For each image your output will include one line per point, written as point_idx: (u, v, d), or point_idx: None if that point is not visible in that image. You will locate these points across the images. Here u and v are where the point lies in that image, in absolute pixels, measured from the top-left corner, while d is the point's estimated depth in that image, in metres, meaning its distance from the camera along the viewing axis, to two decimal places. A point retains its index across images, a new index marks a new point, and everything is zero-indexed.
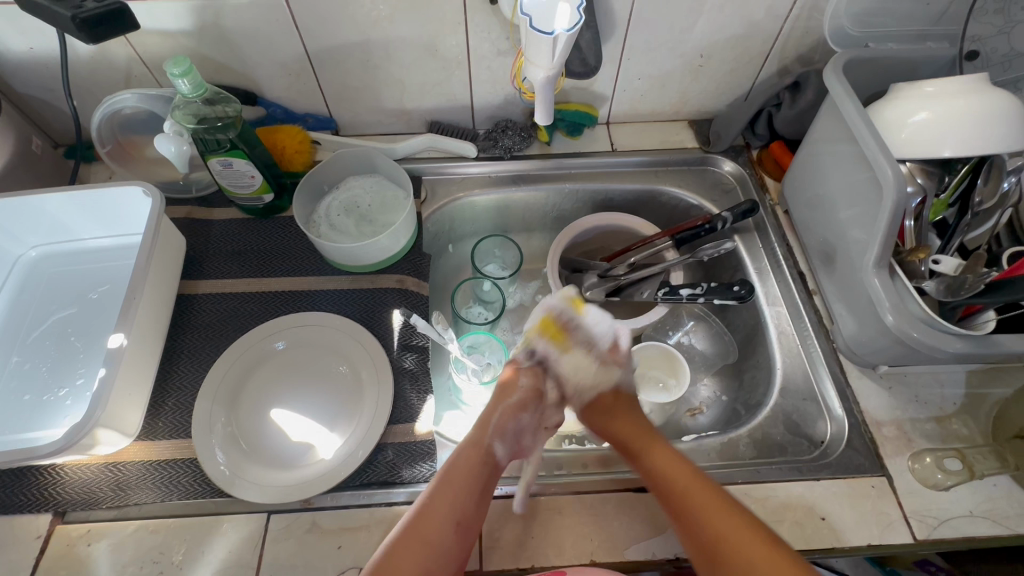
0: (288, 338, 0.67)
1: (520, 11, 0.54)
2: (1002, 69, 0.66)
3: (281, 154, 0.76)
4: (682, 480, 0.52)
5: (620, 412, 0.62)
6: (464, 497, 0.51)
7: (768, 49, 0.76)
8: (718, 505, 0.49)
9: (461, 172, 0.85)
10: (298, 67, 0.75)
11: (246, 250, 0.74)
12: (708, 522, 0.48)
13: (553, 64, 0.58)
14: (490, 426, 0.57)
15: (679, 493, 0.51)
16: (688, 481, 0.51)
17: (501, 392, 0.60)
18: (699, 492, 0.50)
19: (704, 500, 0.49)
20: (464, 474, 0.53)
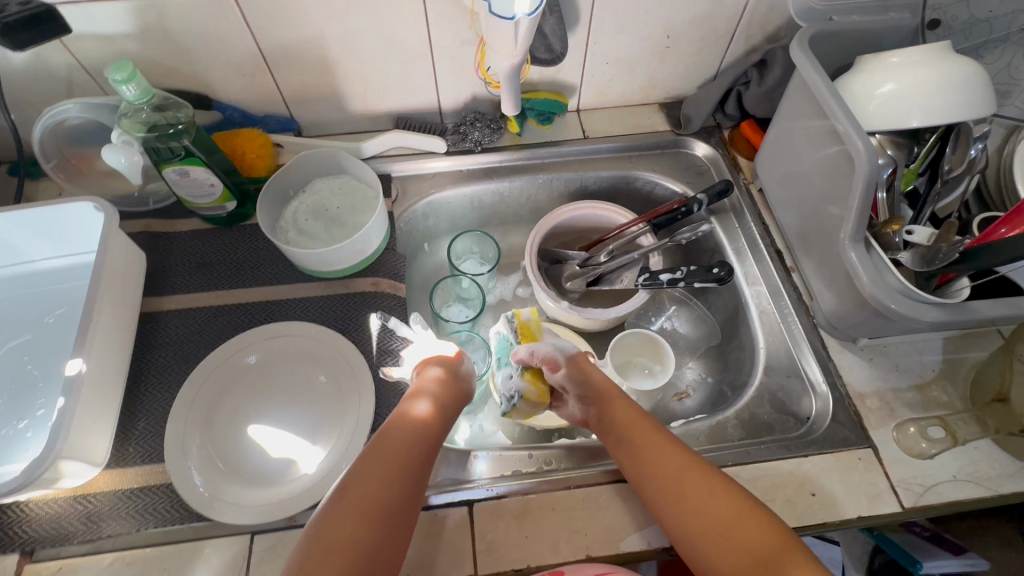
0: (260, 352, 0.65)
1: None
2: (964, 36, 0.64)
3: (241, 159, 0.73)
4: (644, 430, 0.56)
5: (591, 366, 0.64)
6: (408, 460, 0.50)
7: (734, 27, 0.76)
8: (679, 451, 0.53)
9: (431, 168, 0.83)
10: (254, 68, 0.72)
11: (211, 262, 0.71)
12: (668, 464, 0.52)
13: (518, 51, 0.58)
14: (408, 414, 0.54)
15: (643, 440, 0.55)
16: (649, 432, 0.56)
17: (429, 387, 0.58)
18: (660, 442, 0.54)
19: (663, 449, 0.54)
20: (393, 454, 0.50)
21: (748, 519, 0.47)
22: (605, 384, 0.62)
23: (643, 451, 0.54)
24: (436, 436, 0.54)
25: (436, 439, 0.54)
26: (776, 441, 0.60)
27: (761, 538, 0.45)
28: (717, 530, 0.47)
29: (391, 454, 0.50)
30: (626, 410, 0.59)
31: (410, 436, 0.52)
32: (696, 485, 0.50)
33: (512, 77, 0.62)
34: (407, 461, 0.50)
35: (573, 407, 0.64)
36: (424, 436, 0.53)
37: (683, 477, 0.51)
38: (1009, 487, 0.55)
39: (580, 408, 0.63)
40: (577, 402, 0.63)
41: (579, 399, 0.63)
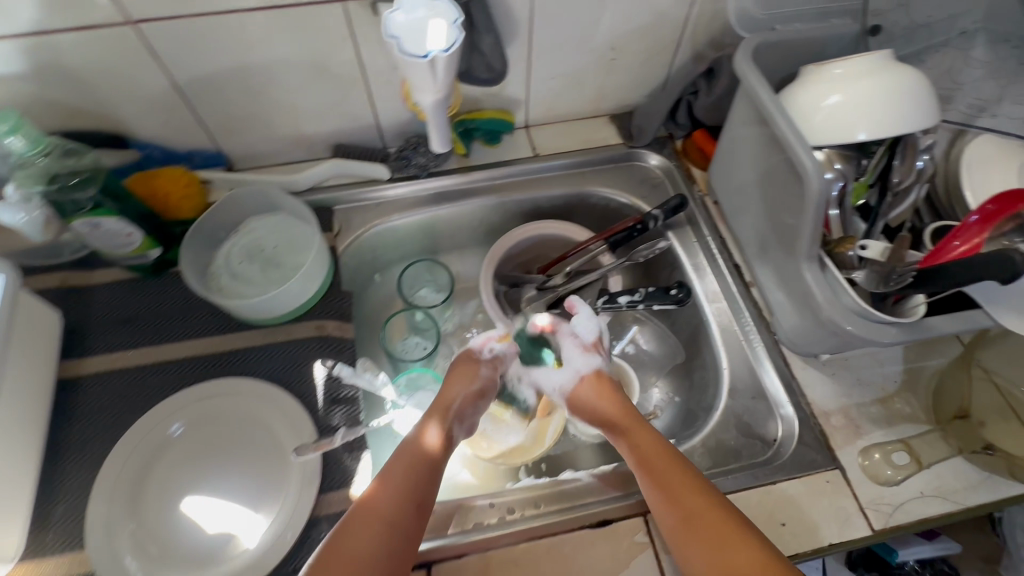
0: (195, 413, 0.60)
1: (388, 32, 0.48)
2: (904, 42, 0.63)
3: (165, 201, 0.67)
4: (658, 456, 0.54)
5: (603, 389, 0.65)
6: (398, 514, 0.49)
7: (679, 37, 0.74)
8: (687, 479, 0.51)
9: (376, 197, 0.78)
10: (170, 103, 0.66)
11: (135, 316, 0.65)
12: (677, 497, 0.50)
13: (442, 85, 0.52)
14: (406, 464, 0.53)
15: (654, 467, 0.53)
16: (663, 461, 0.53)
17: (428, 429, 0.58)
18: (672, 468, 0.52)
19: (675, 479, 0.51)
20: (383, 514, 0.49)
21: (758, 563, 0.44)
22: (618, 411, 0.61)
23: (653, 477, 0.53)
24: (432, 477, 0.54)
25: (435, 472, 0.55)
26: (744, 469, 0.58)
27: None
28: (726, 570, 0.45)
29: (387, 494, 0.50)
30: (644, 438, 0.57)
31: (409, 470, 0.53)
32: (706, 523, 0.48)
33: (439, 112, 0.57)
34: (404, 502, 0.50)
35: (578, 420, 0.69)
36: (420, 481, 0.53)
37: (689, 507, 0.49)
38: (975, 500, 0.55)
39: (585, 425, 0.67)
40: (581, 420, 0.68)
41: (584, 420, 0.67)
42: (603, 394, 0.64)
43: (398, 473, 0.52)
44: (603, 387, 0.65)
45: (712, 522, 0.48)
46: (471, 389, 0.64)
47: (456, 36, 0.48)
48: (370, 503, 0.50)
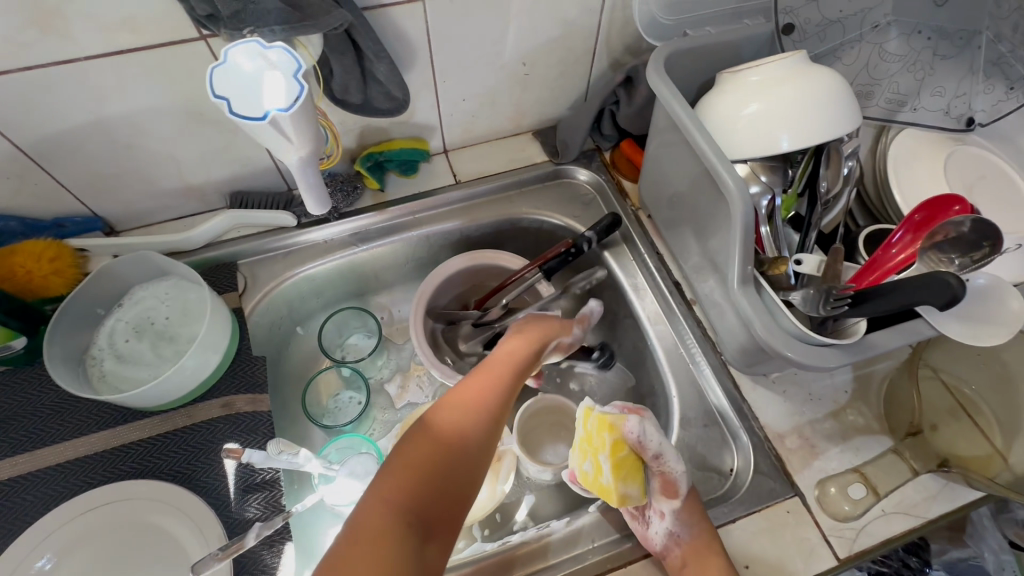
0: (79, 531, 0.52)
1: (213, 93, 0.43)
2: (818, 40, 0.60)
3: (23, 280, 0.58)
4: None
5: (695, 506, 0.51)
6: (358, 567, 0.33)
7: (593, 46, 0.69)
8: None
9: (285, 245, 0.71)
10: (17, 168, 0.57)
11: (0, 420, 0.56)
12: None
13: (303, 143, 0.50)
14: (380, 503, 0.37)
15: None
16: None
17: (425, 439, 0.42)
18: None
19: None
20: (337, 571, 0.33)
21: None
22: (703, 538, 0.49)
23: None
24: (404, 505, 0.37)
25: (429, 490, 0.39)
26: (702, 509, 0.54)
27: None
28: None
29: (393, 490, 0.38)
30: (715, 573, 0.47)
31: (428, 454, 0.41)
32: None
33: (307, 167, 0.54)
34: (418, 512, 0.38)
35: (655, 529, 0.51)
36: (392, 509, 0.37)
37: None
38: (936, 511, 0.53)
39: (663, 539, 0.50)
40: (663, 537, 0.50)
41: (670, 533, 0.50)
42: (691, 509, 0.51)
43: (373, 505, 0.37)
44: (693, 505, 0.51)
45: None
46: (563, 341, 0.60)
47: (298, 89, 0.44)
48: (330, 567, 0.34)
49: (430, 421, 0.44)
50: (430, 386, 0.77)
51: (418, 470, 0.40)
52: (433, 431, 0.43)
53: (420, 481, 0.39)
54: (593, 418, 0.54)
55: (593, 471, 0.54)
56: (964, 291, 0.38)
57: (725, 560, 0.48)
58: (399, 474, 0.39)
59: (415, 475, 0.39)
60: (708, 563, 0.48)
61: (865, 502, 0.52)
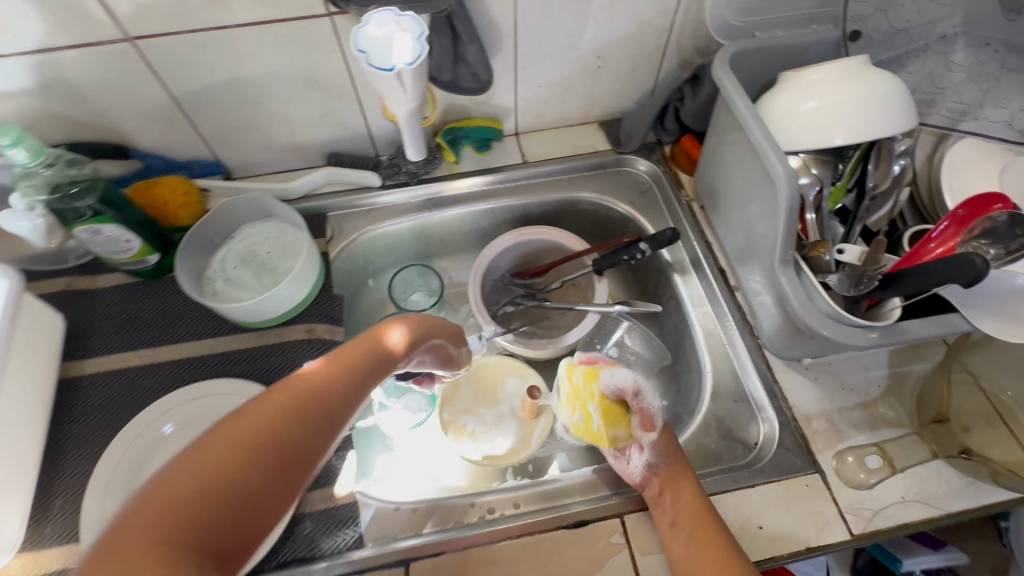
0: (184, 414, 0.62)
1: (355, 47, 0.52)
2: (883, 47, 0.64)
3: (163, 209, 0.70)
4: (704, 525, 0.49)
5: (672, 443, 0.56)
6: None
7: (665, 44, 0.74)
8: (698, 506, 0.51)
9: (368, 204, 0.80)
10: (170, 114, 0.69)
11: (134, 319, 0.68)
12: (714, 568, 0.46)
13: (413, 96, 0.56)
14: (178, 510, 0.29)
15: (698, 531, 0.49)
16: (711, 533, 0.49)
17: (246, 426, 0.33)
18: (688, 492, 0.52)
19: (687, 510, 0.51)
20: None
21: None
22: (679, 467, 0.54)
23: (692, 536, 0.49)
24: (201, 515, 0.30)
25: (241, 496, 0.31)
26: (724, 472, 0.58)
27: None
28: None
29: (189, 494, 0.30)
30: (691, 496, 0.52)
31: (252, 445, 0.33)
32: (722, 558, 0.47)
33: (413, 120, 0.62)
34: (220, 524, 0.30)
35: (634, 464, 0.56)
36: (183, 521, 0.29)
37: (694, 538, 0.49)
38: (958, 506, 0.54)
39: (642, 471, 0.55)
40: (641, 469, 0.55)
41: (647, 464, 0.55)
42: (665, 447, 0.56)
43: (162, 512, 0.29)
44: (669, 444, 0.56)
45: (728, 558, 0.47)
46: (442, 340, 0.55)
47: (422, 47, 0.51)
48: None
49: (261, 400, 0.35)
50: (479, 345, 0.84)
51: (223, 470, 0.31)
52: (256, 414, 0.34)
53: (229, 487, 0.31)
54: (579, 371, 0.60)
55: (584, 420, 0.60)
56: (986, 272, 0.41)
57: (698, 482, 0.54)
58: (208, 472, 0.31)
59: (219, 481, 0.31)
60: (685, 482, 0.53)
61: (881, 472, 0.56)
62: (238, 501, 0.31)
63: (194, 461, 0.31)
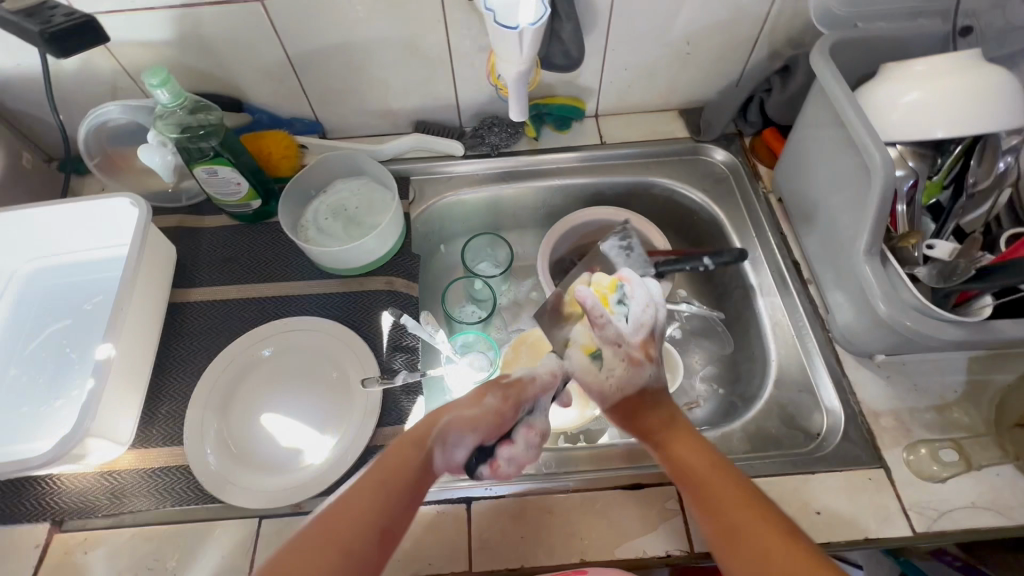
0: (276, 344, 0.68)
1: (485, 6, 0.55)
2: (997, 44, 0.64)
3: (267, 159, 0.76)
4: (704, 468, 0.47)
5: (644, 410, 0.54)
6: (368, 531, 0.41)
7: (758, 34, 0.74)
8: (703, 455, 0.49)
9: (449, 171, 0.84)
10: (283, 72, 0.75)
11: (235, 257, 0.75)
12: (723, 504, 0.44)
13: (526, 58, 0.60)
14: (386, 483, 0.44)
15: (694, 476, 0.47)
16: (712, 474, 0.47)
17: (401, 455, 0.46)
18: (690, 443, 0.50)
19: (684, 451, 0.49)
20: (328, 545, 0.39)
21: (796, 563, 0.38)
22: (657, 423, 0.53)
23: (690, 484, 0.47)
24: (413, 474, 0.46)
25: (405, 489, 0.44)
26: (784, 456, 0.58)
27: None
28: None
29: (373, 493, 0.43)
30: (683, 447, 0.50)
31: (401, 470, 0.45)
32: (739, 500, 0.44)
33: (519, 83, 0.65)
34: (396, 505, 0.43)
35: None
36: (393, 493, 0.44)
37: (694, 481, 0.47)
38: None
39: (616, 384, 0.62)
40: None
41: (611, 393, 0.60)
42: (643, 409, 0.54)
43: (371, 486, 0.44)
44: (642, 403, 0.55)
45: (745, 499, 0.44)
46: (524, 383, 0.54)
47: (546, 10, 0.55)
48: (321, 536, 0.39)
49: (408, 433, 0.49)
50: None
51: (389, 479, 0.44)
52: (406, 441, 0.48)
53: (395, 483, 0.44)
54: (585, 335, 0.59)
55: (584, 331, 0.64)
56: None
57: (699, 434, 0.52)
58: (390, 469, 0.45)
59: (389, 478, 0.45)
60: (687, 437, 0.51)
61: (954, 467, 0.55)
62: (396, 502, 0.43)
63: (376, 470, 0.45)
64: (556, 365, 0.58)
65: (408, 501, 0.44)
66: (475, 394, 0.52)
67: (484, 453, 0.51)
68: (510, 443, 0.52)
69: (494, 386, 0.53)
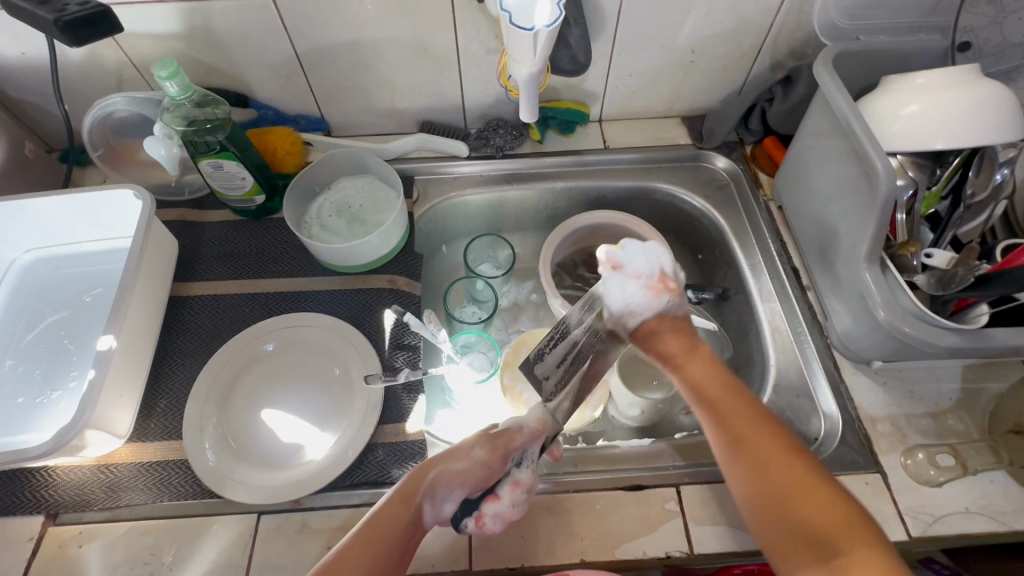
0: (278, 340, 0.68)
1: (501, 8, 0.56)
2: (994, 60, 0.65)
3: (272, 155, 0.76)
4: (720, 388, 0.52)
5: (669, 332, 0.58)
6: None
7: (760, 45, 0.76)
8: (714, 374, 0.54)
9: (452, 172, 0.85)
10: (291, 68, 0.75)
11: (237, 251, 0.74)
12: (737, 423, 0.50)
13: (539, 60, 0.60)
14: (375, 543, 0.45)
15: (707, 392, 0.53)
16: (730, 395, 0.52)
17: (393, 509, 0.48)
18: (704, 361, 0.55)
19: (700, 369, 0.55)
20: None
21: (798, 475, 0.45)
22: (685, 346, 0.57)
23: (707, 402, 0.52)
24: (401, 531, 0.47)
25: (392, 545, 0.46)
26: None
27: (823, 509, 0.43)
28: (770, 490, 0.46)
29: (362, 551, 0.45)
30: (699, 368, 0.55)
31: (391, 527, 0.47)
32: (752, 423, 0.49)
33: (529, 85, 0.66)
34: (385, 563, 0.45)
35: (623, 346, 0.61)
36: (381, 550, 0.45)
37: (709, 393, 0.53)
38: None
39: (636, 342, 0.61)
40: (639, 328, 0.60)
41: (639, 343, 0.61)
42: (674, 335, 0.58)
43: (361, 543, 0.45)
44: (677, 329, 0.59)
45: (758, 424, 0.49)
46: (511, 436, 0.52)
47: (560, 13, 0.55)
48: None
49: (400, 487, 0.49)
50: (540, 319, 0.87)
51: (379, 537, 0.46)
52: (397, 496, 0.49)
53: (385, 542, 0.46)
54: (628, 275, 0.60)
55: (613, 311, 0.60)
56: None
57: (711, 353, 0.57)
58: (379, 527, 0.47)
59: (379, 537, 0.46)
60: (701, 355, 0.56)
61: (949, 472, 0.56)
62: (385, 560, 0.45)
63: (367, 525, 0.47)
64: (544, 411, 0.56)
65: (396, 560, 0.46)
66: (465, 444, 0.52)
67: (469, 505, 0.51)
68: (494, 498, 0.51)
69: (481, 440, 0.52)
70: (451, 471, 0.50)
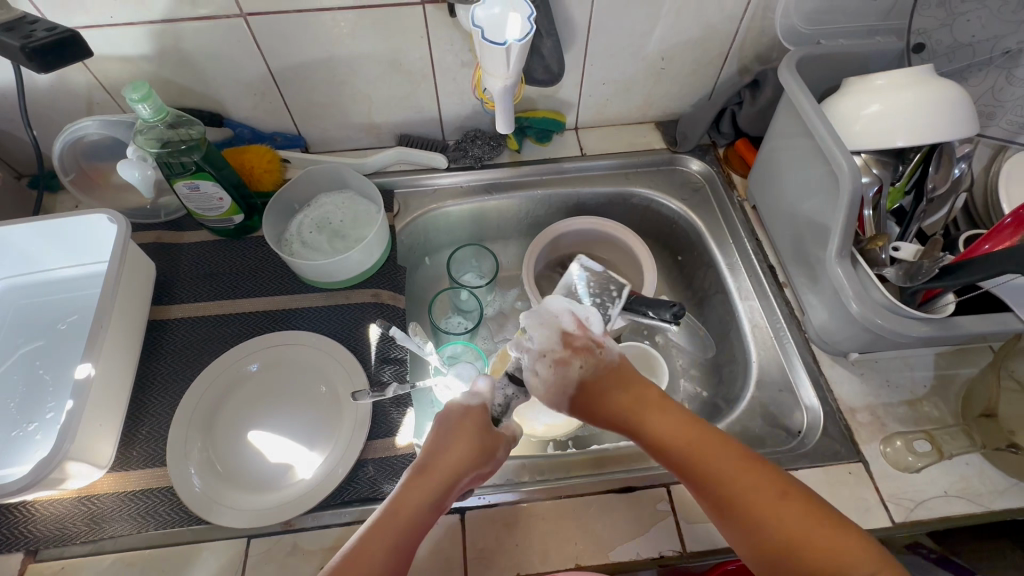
0: (261, 359, 0.68)
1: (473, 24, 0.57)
2: (947, 59, 0.68)
3: (249, 173, 0.75)
4: (701, 453, 0.45)
5: (611, 386, 0.51)
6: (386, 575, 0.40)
7: (727, 51, 0.78)
8: (684, 427, 0.47)
9: (433, 183, 0.85)
10: (265, 87, 0.75)
11: (217, 272, 0.74)
12: (728, 481, 0.44)
13: (512, 73, 0.61)
14: (401, 526, 0.43)
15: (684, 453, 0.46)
16: (714, 446, 0.46)
17: (417, 494, 0.45)
18: (664, 416, 0.48)
19: (662, 422, 0.48)
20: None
21: (799, 524, 0.41)
22: (635, 403, 0.49)
23: (694, 473, 0.45)
24: (427, 517, 0.45)
25: (419, 529, 0.44)
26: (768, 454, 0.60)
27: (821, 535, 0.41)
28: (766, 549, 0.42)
29: (393, 533, 0.43)
30: (664, 424, 0.47)
31: (418, 510, 0.45)
32: (728, 471, 0.44)
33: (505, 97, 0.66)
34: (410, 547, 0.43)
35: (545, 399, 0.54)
36: (408, 535, 0.43)
37: (692, 453, 0.45)
38: (1001, 504, 0.56)
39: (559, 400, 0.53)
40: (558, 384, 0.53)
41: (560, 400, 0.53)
42: (612, 385, 0.51)
43: (388, 528, 0.43)
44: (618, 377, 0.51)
45: (737, 473, 0.44)
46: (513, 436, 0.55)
47: (531, 27, 0.56)
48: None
49: (423, 470, 0.47)
50: None
51: (406, 521, 0.44)
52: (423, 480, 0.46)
53: (413, 529, 0.44)
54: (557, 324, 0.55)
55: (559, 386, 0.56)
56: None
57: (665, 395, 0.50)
58: (408, 510, 0.44)
59: (408, 523, 0.44)
60: (658, 406, 0.49)
61: (928, 457, 0.58)
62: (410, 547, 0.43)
63: (395, 507, 0.44)
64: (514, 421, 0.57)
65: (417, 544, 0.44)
66: (488, 441, 0.51)
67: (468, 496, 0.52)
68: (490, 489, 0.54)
69: (485, 429, 0.52)
70: (476, 461, 0.49)
